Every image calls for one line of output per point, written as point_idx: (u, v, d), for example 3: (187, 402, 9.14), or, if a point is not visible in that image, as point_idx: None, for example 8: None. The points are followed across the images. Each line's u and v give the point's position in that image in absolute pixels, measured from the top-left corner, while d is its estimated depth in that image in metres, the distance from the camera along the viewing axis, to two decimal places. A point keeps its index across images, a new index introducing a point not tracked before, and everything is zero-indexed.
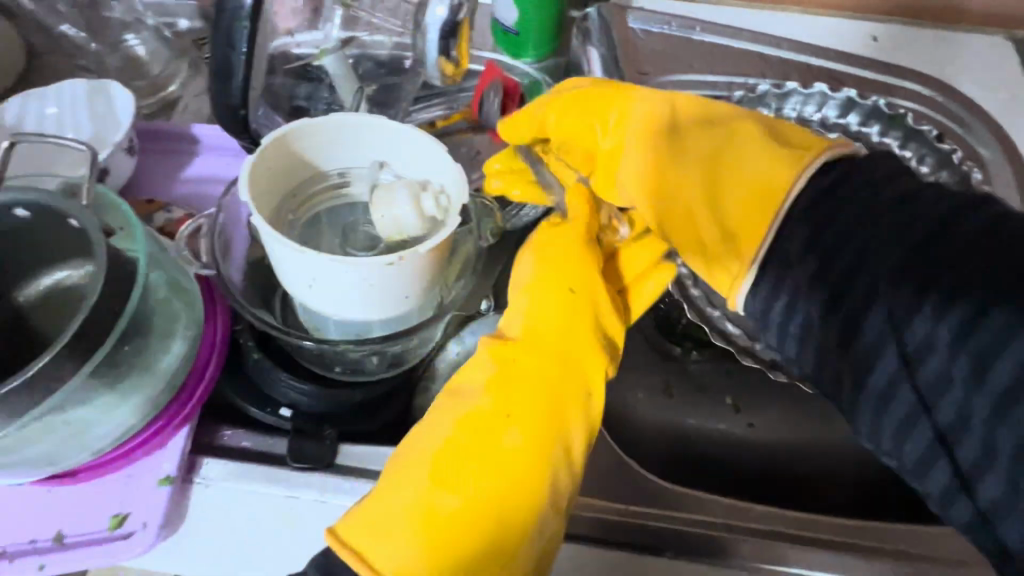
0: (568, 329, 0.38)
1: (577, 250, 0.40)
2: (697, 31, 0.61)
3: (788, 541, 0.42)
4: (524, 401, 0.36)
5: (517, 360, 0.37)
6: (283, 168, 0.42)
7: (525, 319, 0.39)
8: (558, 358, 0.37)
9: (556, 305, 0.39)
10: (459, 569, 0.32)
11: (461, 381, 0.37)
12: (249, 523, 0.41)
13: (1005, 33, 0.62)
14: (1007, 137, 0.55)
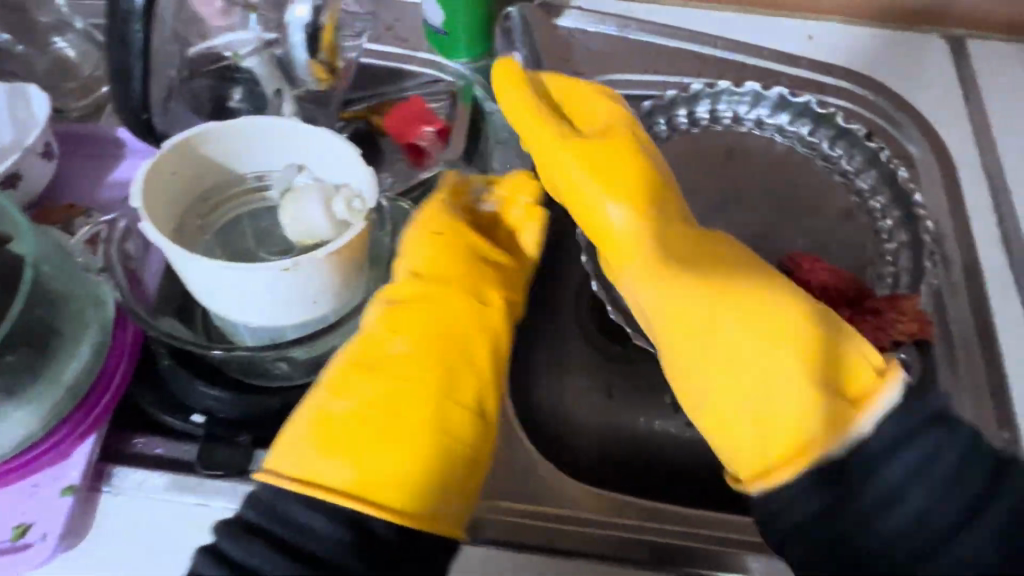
0: (447, 261, 0.42)
1: (441, 204, 0.44)
2: (632, 30, 0.61)
3: (720, 544, 0.43)
4: (412, 319, 0.39)
5: (404, 291, 0.41)
6: (190, 172, 0.41)
7: (407, 262, 0.42)
8: (442, 281, 0.41)
9: (432, 244, 0.42)
10: (365, 463, 0.34)
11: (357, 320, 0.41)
12: (157, 533, 0.41)
13: (941, 31, 0.62)
14: (935, 136, 0.56)
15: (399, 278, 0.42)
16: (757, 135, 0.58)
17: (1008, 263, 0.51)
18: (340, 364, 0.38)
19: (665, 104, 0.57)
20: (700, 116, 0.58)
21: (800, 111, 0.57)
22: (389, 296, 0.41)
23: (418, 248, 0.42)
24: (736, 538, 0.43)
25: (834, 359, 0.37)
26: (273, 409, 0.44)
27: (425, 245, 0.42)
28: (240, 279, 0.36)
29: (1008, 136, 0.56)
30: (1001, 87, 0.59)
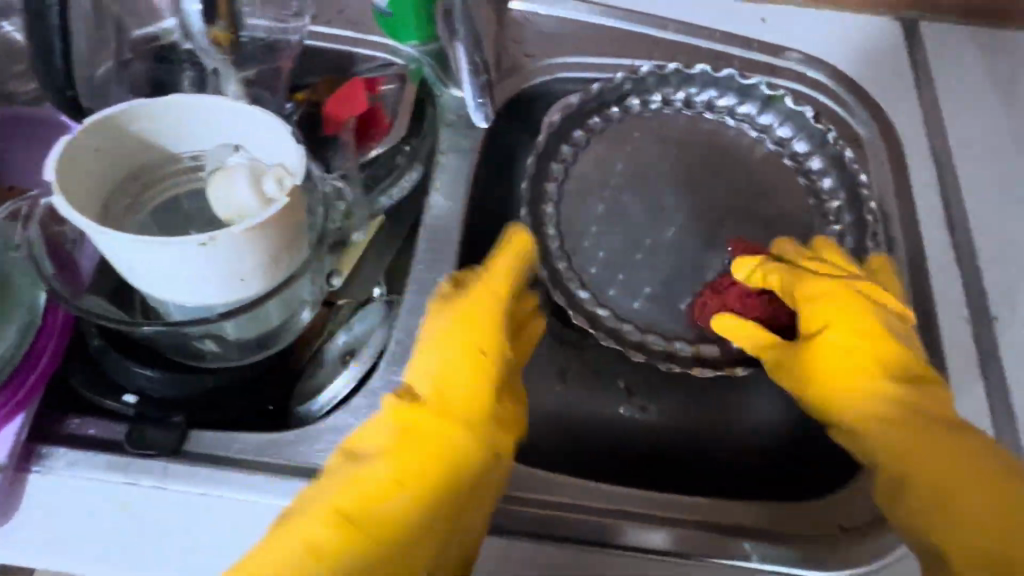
0: (466, 380, 0.42)
1: (481, 312, 0.44)
2: (583, 12, 0.60)
3: (651, 522, 0.45)
4: (419, 454, 0.40)
5: (420, 420, 0.41)
6: (119, 150, 0.41)
7: (432, 379, 0.43)
8: (459, 387, 0.42)
9: (461, 364, 0.43)
10: None
11: (361, 442, 0.41)
12: (87, 511, 0.41)
13: (895, 13, 0.61)
14: (883, 118, 0.56)
15: (421, 397, 0.42)
16: (708, 118, 0.58)
17: (951, 244, 0.51)
18: (337, 496, 0.38)
19: (614, 88, 0.57)
20: (652, 99, 0.58)
21: (750, 95, 0.57)
22: (398, 406, 0.41)
23: (449, 342, 0.43)
24: (667, 516, 0.45)
25: (952, 449, 0.40)
26: (208, 387, 0.45)
27: (465, 344, 0.43)
28: (160, 255, 0.36)
29: (956, 118, 0.56)
30: (952, 69, 0.59)
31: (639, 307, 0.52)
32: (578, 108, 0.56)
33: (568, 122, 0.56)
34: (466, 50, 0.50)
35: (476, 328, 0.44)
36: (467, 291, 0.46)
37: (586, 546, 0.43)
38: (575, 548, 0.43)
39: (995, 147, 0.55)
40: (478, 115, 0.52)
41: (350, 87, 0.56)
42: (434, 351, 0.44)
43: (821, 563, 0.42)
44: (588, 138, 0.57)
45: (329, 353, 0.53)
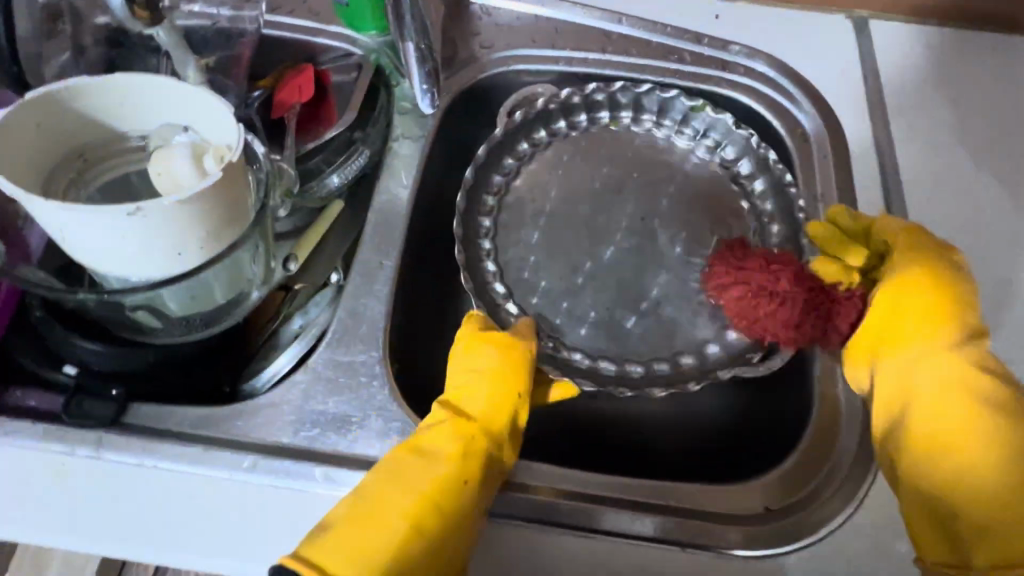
0: (508, 417, 0.42)
1: (520, 359, 0.44)
2: (539, 7, 0.62)
3: (617, 506, 0.43)
4: (478, 464, 0.40)
5: (478, 436, 0.41)
6: (62, 126, 0.42)
7: (483, 402, 0.42)
8: (498, 408, 0.42)
9: (504, 405, 0.42)
10: None
11: (431, 447, 0.40)
12: (23, 481, 0.41)
13: (844, 12, 0.63)
14: (829, 112, 0.57)
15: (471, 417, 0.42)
16: (636, 133, 0.59)
17: None
18: (414, 497, 0.37)
19: (560, 103, 0.58)
20: (599, 115, 0.59)
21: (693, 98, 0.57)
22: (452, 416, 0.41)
23: (510, 376, 0.43)
24: (615, 499, 0.43)
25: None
26: (150, 361, 0.46)
27: (516, 378, 0.43)
28: (90, 225, 0.37)
29: (901, 113, 0.57)
30: (900, 65, 0.60)
31: (585, 334, 0.53)
32: (519, 124, 0.58)
33: (512, 146, 0.58)
34: (415, 48, 0.51)
35: (519, 380, 0.43)
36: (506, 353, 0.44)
37: (528, 525, 0.42)
38: (517, 529, 0.41)
39: (936, 142, 0.56)
40: (426, 104, 0.54)
41: (299, 75, 0.58)
42: (499, 375, 0.43)
43: (764, 541, 0.41)
44: (534, 152, 0.59)
45: (285, 334, 0.55)
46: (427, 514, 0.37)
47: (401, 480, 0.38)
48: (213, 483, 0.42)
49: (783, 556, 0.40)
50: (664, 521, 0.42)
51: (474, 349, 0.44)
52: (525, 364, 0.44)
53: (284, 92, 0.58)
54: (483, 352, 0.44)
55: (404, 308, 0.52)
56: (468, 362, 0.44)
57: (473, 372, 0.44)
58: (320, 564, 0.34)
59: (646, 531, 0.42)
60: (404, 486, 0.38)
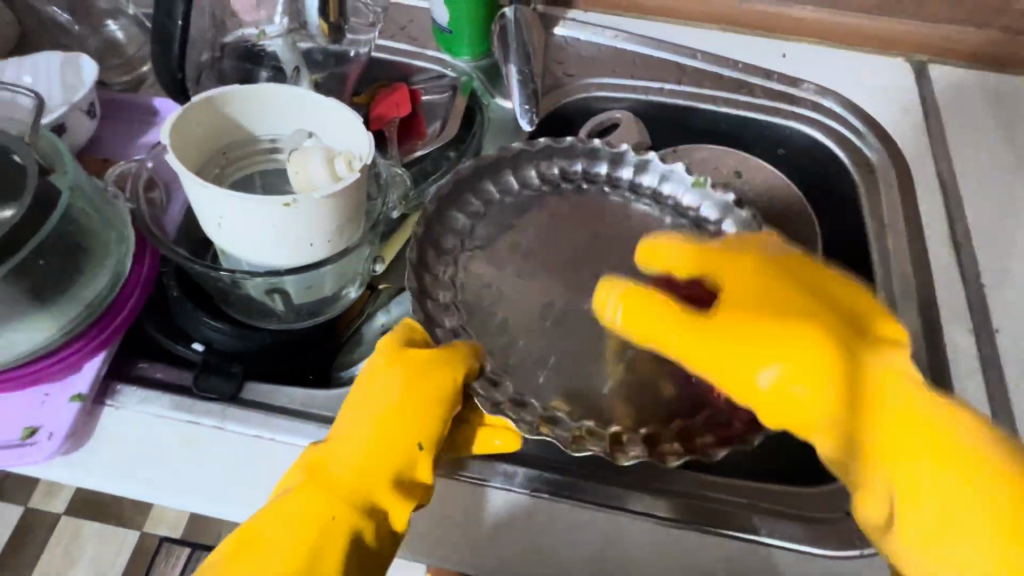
0: (380, 474, 0.38)
1: (415, 404, 0.39)
2: (619, 40, 0.68)
3: (644, 490, 0.45)
4: (329, 554, 0.36)
5: (335, 510, 0.37)
6: (214, 127, 0.47)
7: (352, 458, 0.38)
8: (374, 468, 0.38)
9: (384, 459, 0.38)
10: None
11: (274, 521, 0.36)
12: (150, 444, 0.45)
13: (904, 57, 0.67)
14: (892, 145, 0.61)
15: (338, 473, 0.38)
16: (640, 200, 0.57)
17: (956, 261, 0.54)
18: None
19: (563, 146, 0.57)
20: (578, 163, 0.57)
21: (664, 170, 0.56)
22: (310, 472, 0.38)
23: (395, 430, 0.39)
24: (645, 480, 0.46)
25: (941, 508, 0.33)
26: (265, 343, 0.49)
27: (404, 433, 0.39)
28: (248, 211, 0.41)
29: (962, 148, 0.61)
30: (957, 106, 0.63)
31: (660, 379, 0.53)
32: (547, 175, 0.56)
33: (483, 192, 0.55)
34: (518, 70, 0.61)
35: (405, 433, 0.39)
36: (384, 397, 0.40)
37: (564, 501, 0.44)
38: (553, 504, 0.44)
39: (999, 174, 0.59)
40: (525, 121, 0.60)
41: (395, 93, 0.62)
42: (382, 427, 0.39)
43: (827, 540, 0.43)
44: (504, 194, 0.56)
45: (368, 329, 0.57)
46: None
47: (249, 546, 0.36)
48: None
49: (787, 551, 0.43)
50: (681, 501, 0.44)
51: (369, 381, 0.41)
52: (414, 421, 0.39)
53: (382, 102, 0.62)
54: (365, 397, 0.41)
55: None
56: (351, 402, 0.41)
57: (359, 421, 0.40)
58: None
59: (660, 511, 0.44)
60: (248, 567, 0.35)
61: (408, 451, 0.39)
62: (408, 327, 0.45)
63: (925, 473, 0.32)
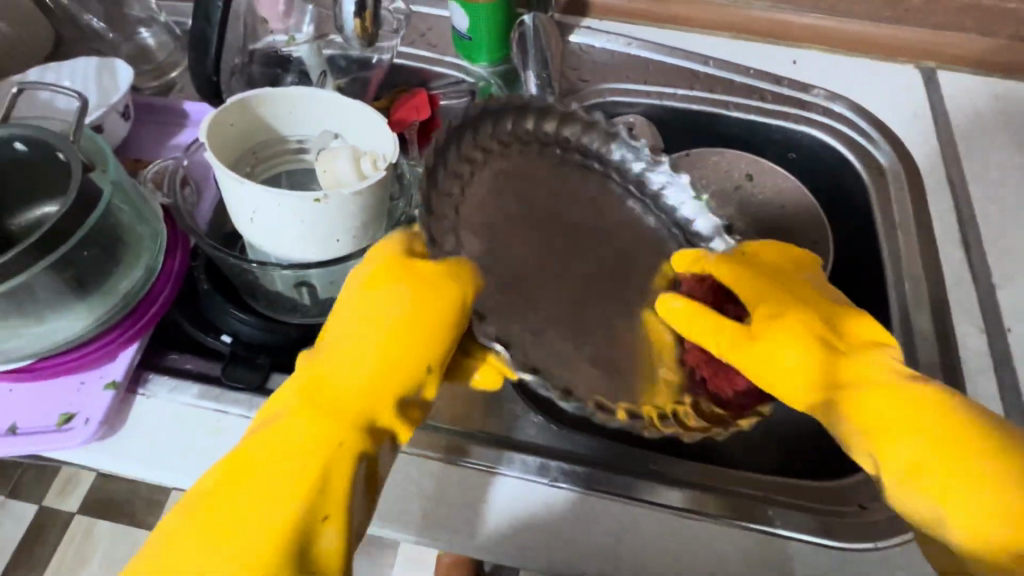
0: (381, 393, 0.37)
1: (416, 318, 0.37)
2: (634, 47, 0.69)
3: (664, 483, 0.46)
4: (330, 473, 0.35)
5: (337, 430, 0.36)
6: (247, 126, 0.49)
7: (353, 375, 0.37)
8: (376, 386, 0.37)
9: (386, 378, 0.37)
10: None
11: (275, 445, 0.36)
12: (180, 431, 0.46)
13: (913, 63, 0.69)
14: (903, 149, 0.61)
15: (340, 390, 0.37)
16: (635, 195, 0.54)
17: (967, 263, 0.55)
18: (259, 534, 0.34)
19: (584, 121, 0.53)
20: (593, 150, 0.54)
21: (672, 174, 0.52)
22: (310, 389, 0.37)
23: (399, 351, 0.37)
24: (667, 475, 0.47)
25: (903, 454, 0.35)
26: (291, 336, 0.50)
27: (408, 354, 0.37)
28: (281, 205, 0.43)
29: (971, 153, 0.62)
30: (967, 111, 0.64)
31: None
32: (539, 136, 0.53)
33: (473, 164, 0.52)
34: (537, 75, 0.63)
35: (408, 352, 0.37)
36: (385, 312, 0.38)
37: (585, 492, 0.46)
38: (577, 494, 0.45)
39: (1009, 178, 0.60)
40: None
41: (415, 97, 0.64)
42: (385, 347, 0.37)
43: (843, 535, 0.44)
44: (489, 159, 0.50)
45: None
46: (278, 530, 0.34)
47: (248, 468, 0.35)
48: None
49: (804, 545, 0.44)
50: (701, 493, 0.46)
51: (370, 296, 0.39)
52: (420, 343, 0.38)
53: (403, 107, 0.63)
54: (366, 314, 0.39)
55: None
56: (348, 318, 0.39)
57: (361, 339, 0.38)
58: None
59: (679, 505, 0.45)
60: (251, 490, 0.35)
61: (413, 372, 0.38)
62: (404, 240, 0.41)
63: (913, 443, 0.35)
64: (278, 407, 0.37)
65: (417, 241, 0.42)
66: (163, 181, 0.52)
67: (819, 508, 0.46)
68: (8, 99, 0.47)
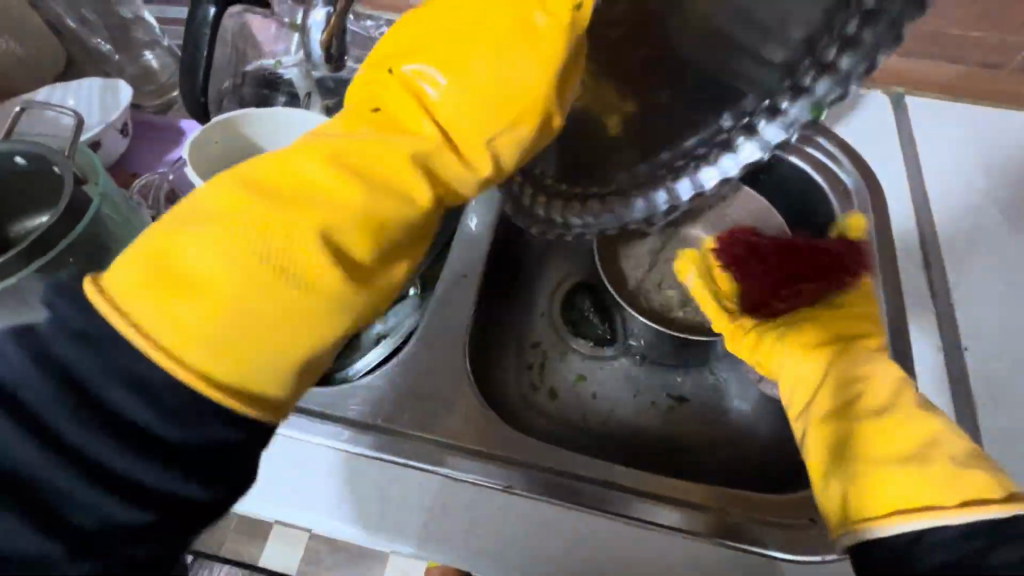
0: (462, 125, 0.37)
1: (522, 70, 0.37)
2: None
3: (644, 499, 0.49)
4: (385, 180, 0.35)
5: (411, 150, 0.36)
6: (230, 145, 0.53)
7: (442, 109, 0.38)
8: (458, 124, 0.38)
9: (468, 116, 0.37)
10: (259, 312, 0.30)
11: (363, 141, 0.36)
12: None
13: (883, 89, 0.70)
14: (869, 171, 0.63)
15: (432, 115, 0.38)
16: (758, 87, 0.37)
17: (927, 284, 0.57)
18: (311, 215, 0.32)
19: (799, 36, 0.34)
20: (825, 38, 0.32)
21: (789, 126, 0.34)
22: (413, 101, 0.38)
23: (490, 98, 0.37)
24: (643, 489, 0.50)
25: (902, 423, 0.41)
26: None
27: (495, 105, 0.38)
28: None
29: (936, 175, 0.63)
30: (934, 136, 0.66)
31: (619, 389, 0.64)
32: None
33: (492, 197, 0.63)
34: None
35: (496, 103, 0.37)
36: (495, 60, 0.37)
37: (570, 507, 0.49)
38: (530, 498, 0.49)
39: (972, 202, 0.62)
40: None
41: None
42: (483, 108, 0.37)
43: (804, 549, 0.47)
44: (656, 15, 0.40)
45: (365, 336, 0.58)
46: (331, 218, 0.33)
47: (322, 172, 0.34)
48: (327, 451, 0.50)
49: (770, 559, 0.47)
50: (685, 511, 0.49)
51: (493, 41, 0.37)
52: (522, 123, 0.38)
53: None
54: (473, 63, 0.37)
55: (483, 332, 0.62)
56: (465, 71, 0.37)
57: (459, 90, 0.37)
58: (222, 234, 0.31)
59: (661, 522, 0.48)
60: (321, 199, 0.33)
61: (493, 127, 0.38)
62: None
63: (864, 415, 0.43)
64: (358, 132, 0.36)
65: (584, 8, 0.37)
66: (153, 196, 0.56)
67: (777, 519, 0.49)
68: (12, 117, 0.51)
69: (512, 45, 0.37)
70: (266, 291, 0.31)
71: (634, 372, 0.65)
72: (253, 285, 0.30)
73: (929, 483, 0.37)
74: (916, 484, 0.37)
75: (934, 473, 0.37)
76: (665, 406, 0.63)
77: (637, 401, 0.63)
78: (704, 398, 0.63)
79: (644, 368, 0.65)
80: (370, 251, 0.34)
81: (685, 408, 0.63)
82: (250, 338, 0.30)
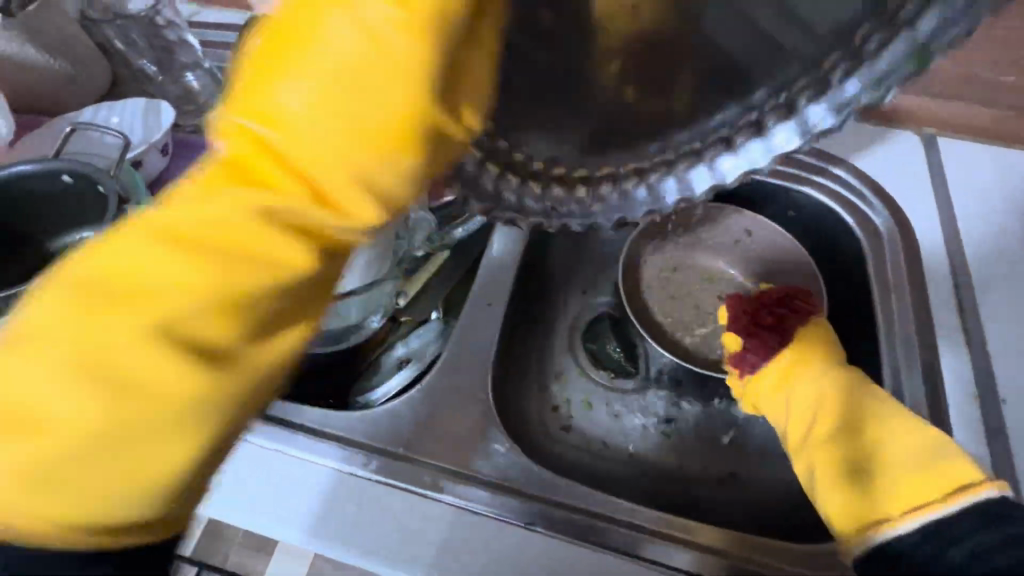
0: (343, 152, 0.31)
1: (387, 77, 0.31)
2: None
3: (666, 542, 0.48)
4: (247, 236, 0.30)
5: (276, 198, 0.31)
6: None
7: (310, 131, 0.30)
8: (336, 163, 0.31)
9: (345, 140, 0.31)
10: (96, 436, 0.28)
11: (212, 193, 0.30)
12: None
13: (914, 128, 0.70)
14: (900, 212, 0.62)
15: (292, 147, 0.30)
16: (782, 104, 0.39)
17: (962, 329, 0.55)
18: (156, 296, 0.28)
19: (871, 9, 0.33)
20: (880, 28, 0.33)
21: (835, 110, 0.36)
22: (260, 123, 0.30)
23: (364, 109, 0.31)
24: (657, 530, 0.49)
25: (862, 437, 0.46)
26: None
27: (373, 126, 0.31)
28: None
29: (970, 217, 0.62)
30: (967, 177, 0.65)
31: (641, 423, 0.63)
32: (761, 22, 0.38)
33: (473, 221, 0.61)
34: None
35: (379, 131, 0.31)
36: (351, 60, 0.30)
37: (593, 548, 0.48)
38: (550, 537, 0.48)
39: (1007, 246, 0.60)
40: None
41: None
42: (355, 144, 0.31)
43: None
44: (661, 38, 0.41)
45: (386, 359, 0.60)
46: (175, 298, 0.28)
47: (162, 245, 0.28)
48: (342, 478, 0.50)
49: None
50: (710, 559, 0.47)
51: (337, 37, 0.29)
52: (407, 157, 0.32)
53: None
54: (327, 62, 0.30)
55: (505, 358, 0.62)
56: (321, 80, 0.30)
57: (324, 121, 0.30)
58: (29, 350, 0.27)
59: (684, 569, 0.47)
60: (173, 290, 0.28)
61: (380, 156, 0.32)
62: None
63: (857, 440, 0.47)
64: (211, 186, 0.30)
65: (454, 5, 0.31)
66: None
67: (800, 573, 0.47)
68: (62, 136, 0.53)
69: (370, 48, 0.30)
70: (106, 402, 0.28)
71: (656, 406, 0.64)
72: (80, 407, 0.27)
73: (903, 496, 0.42)
74: (883, 496, 0.43)
75: (894, 482, 0.43)
76: (687, 443, 0.62)
77: (658, 434, 0.62)
78: (728, 437, 0.62)
79: (665, 403, 0.64)
80: (243, 320, 0.30)
81: (707, 445, 0.62)
82: (95, 458, 0.28)
